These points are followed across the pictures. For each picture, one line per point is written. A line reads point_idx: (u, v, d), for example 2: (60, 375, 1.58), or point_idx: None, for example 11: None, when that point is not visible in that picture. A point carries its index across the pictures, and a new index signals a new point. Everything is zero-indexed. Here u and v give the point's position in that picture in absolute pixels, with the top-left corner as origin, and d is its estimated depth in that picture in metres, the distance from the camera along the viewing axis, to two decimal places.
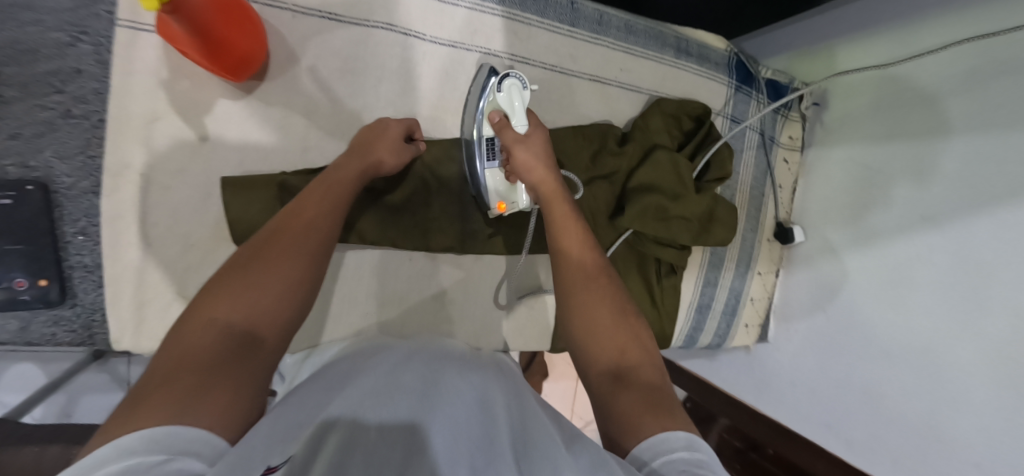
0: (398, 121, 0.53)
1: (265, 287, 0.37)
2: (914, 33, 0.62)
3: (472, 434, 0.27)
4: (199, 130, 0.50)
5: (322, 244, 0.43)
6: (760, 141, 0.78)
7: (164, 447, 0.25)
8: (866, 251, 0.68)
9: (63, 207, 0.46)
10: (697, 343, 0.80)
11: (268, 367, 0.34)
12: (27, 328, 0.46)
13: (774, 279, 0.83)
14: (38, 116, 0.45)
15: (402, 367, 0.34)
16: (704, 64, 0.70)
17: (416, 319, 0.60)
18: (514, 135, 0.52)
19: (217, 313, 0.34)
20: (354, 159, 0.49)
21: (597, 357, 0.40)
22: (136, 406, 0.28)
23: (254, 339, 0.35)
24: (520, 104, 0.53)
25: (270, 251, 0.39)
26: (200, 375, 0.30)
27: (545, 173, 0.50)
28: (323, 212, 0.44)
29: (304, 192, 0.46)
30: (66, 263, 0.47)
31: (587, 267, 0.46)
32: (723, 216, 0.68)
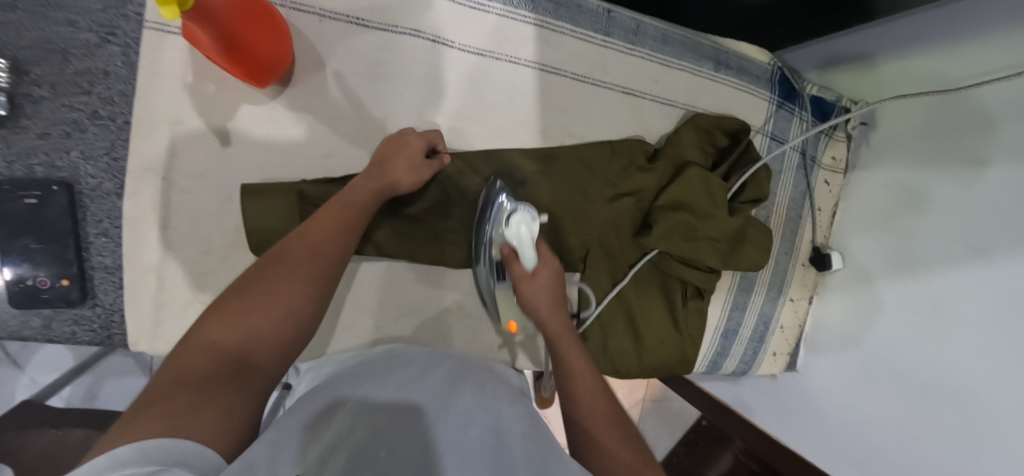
0: (417, 135, 0.52)
1: (268, 308, 0.36)
2: (972, 51, 0.56)
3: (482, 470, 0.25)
4: (222, 135, 0.49)
5: (327, 266, 0.42)
6: (801, 162, 0.73)
7: (156, 459, 0.24)
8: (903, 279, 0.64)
9: (86, 208, 0.46)
10: (720, 369, 0.76)
11: (262, 389, 0.33)
12: (49, 326, 0.46)
13: (807, 307, 0.79)
14: (66, 116, 0.45)
15: (413, 387, 0.33)
16: (744, 78, 0.66)
17: (429, 333, 0.58)
18: (522, 271, 0.52)
19: (219, 335, 0.34)
20: (368, 180, 0.48)
21: None
22: (131, 420, 0.27)
23: (252, 362, 0.34)
24: (529, 240, 0.51)
25: (276, 273, 0.39)
26: (196, 391, 0.29)
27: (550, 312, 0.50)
28: (332, 236, 0.43)
29: (314, 216, 0.46)
30: (88, 264, 0.47)
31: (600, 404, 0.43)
32: (755, 238, 0.64)
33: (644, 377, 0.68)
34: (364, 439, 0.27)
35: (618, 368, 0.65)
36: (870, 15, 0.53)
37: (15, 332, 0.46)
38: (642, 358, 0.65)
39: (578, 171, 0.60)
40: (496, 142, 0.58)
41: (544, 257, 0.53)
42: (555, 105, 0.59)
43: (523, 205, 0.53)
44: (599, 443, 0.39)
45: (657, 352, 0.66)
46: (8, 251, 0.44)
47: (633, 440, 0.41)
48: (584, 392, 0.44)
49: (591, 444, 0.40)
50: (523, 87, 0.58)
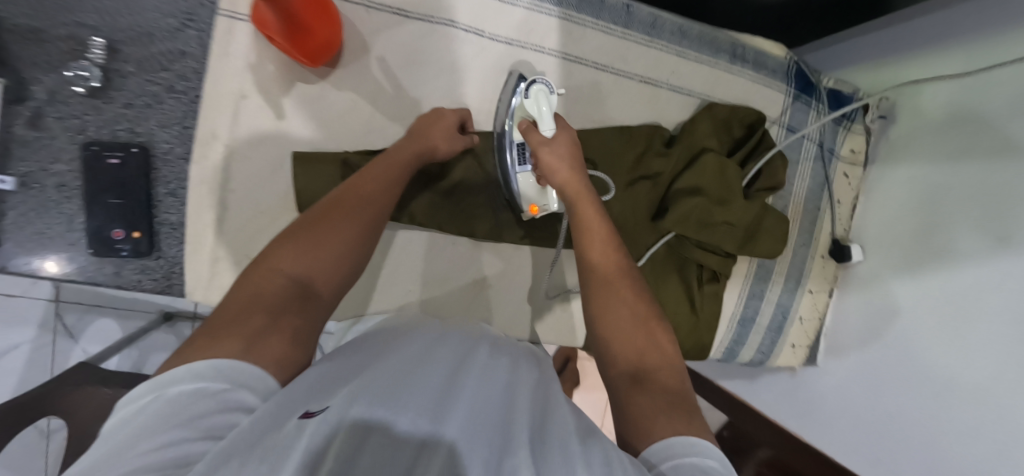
0: (458, 112, 0.56)
1: (326, 248, 0.40)
2: (992, 45, 0.57)
3: (494, 413, 0.26)
4: (277, 110, 0.55)
5: (376, 217, 0.45)
6: (819, 153, 0.75)
7: (227, 377, 0.29)
8: (917, 280, 0.65)
9: (159, 170, 0.53)
10: (737, 358, 0.76)
11: (320, 321, 0.38)
12: (120, 273, 0.52)
13: (826, 300, 0.79)
14: (147, 89, 0.52)
15: (441, 346, 0.36)
16: (760, 70, 0.69)
17: (453, 301, 0.62)
18: (540, 138, 0.52)
19: (281, 268, 0.37)
20: (410, 142, 0.52)
21: (619, 356, 0.41)
22: (212, 337, 0.31)
23: (312, 295, 0.38)
24: (547, 107, 0.52)
25: (331, 216, 0.43)
26: (266, 315, 0.34)
27: (569, 174, 0.50)
28: (380, 188, 0.47)
29: (365, 168, 0.50)
30: (156, 220, 0.53)
31: (617, 276, 0.46)
32: (770, 227, 0.67)
33: None
34: (397, 371, 0.29)
35: None
36: (882, 8, 0.55)
37: (90, 277, 0.52)
38: None
39: (598, 153, 0.63)
40: None
41: (561, 126, 0.53)
42: (577, 91, 0.63)
43: (540, 79, 0.55)
44: (610, 306, 0.44)
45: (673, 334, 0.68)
46: (91, 205, 0.50)
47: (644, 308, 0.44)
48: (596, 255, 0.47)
49: (602, 307, 0.44)
50: (547, 74, 0.62)
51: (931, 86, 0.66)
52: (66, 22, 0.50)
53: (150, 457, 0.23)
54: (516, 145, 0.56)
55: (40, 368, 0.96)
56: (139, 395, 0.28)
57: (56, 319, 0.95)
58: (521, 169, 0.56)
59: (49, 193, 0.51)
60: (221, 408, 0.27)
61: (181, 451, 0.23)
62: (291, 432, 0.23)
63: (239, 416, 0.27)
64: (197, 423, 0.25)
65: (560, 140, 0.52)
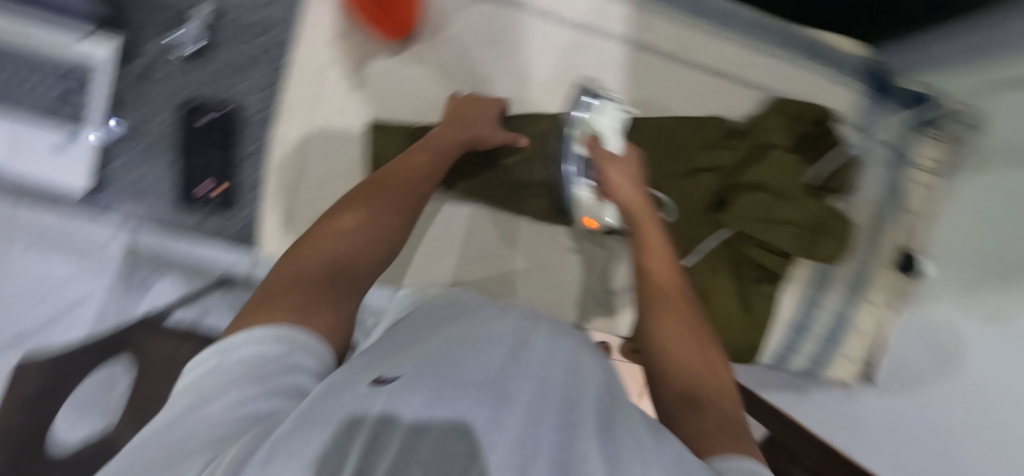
0: (495, 101, 0.58)
1: (366, 230, 0.41)
2: None
3: (558, 383, 0.22)
4: (356, 79, 0.58)
5: (414, 204, 0.46)
6: (888, 160, 0.72)
7: (284, 339, 0.28)
8: (995, 313, 0.54)
9: (247, 131, 0.59)
10: (787, 364, 0.73)
11: (361, 293, 0.37)
12: (206, 223, 0.59)
13: (891, 317, 0.71)
14: (240, 59, 0.59)
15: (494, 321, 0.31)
16: (833, 67, 0.67)
17: (503, 278, 0.62)
18: (608, 153, 0.55)
19: (326, 244, 0.38)
20: (453, 130, 0.54)
21: (671, 384, 0.35)
22: (260, 309, 0.32)
23: (352, 269, 0.37)
24: (614, 128, 0.59)
25: (372, 204, 0.44)
26: (310, 289, 0.33)
27: (634, 193, 0.52)
28: (418, 179, 0.48)
29: (404, 156, 0.50)
30: (239, 176, 0.59)
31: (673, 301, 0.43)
32: (839, 230, 0.62)
33: None
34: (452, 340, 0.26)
35: None
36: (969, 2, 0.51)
37: (176, 222, 0.60)
38: None
39: (657, 142, 0.63)
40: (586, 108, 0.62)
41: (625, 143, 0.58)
42: (642, 78, 0.63)
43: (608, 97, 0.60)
44: (664, 323, 0.41)
45: (724, 332, 0.65)
46: (186, 157, 0.58)
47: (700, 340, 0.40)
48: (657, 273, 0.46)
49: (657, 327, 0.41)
50: (612, 59, 0.63)
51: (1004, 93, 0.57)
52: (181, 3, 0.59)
53: (229, 415, 0.23)
54: (577, 157, 0.59)
55: None
56: (205, 360, 0.29)
57: None
58: (581, 182, 0.59)
59: (150, 145, 0.59)
60: (285, 370, 0.26)
61: (260, 407, 0.23)
62: (355, 394, 0.20)
63: (301, 376, 0.26)
64: (265, 383, 0.25)
65: (626, 159, 0.56)
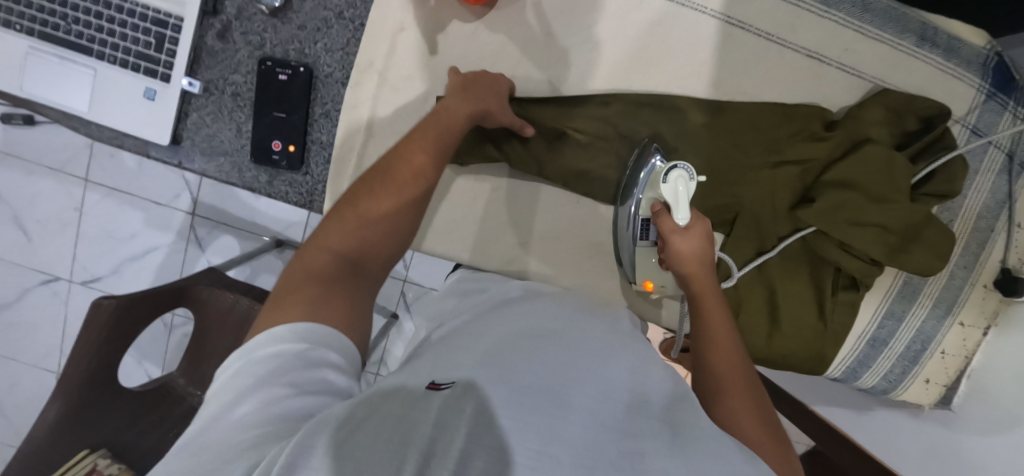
0: (497, 78, 0.54)
1: (370, 227, 0.39)
2: None
3: (615, 410, 0.25)
4: (431, 45, 0.56)
5: (424, 193, 0.43)
6: (1006, 165, 0.63)
7: (305, 338, 0.30)
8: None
9: (319, 91, 0.56)
10: (857, 380, 0.69)
11: (374, 287, 0.38)
12: (273, 184, 0.58)
13: (979, 338, 0.66)
14: (319, 14, 0.55)
15: (546, 320, 0.34)
16: (952, 59, 0.60)
17: (568, 262, 0.61)
18: (672, 224, 0.49)
19: (335, 239, 0.37)
20: (463, 102, 0.49)
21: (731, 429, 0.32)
22: (277, 307, 0.32)
23: (363, 265, 0.37)
24: (685, 196, 0.49)
25: (375, 194, 0.41)
26: (321, 286, 0.34)
27: (698, 265, 0.45)
28: (428, 161, 0.44)
29: (412, 134, 0.46)
30: (309, 137, 0.57)
31: (733, 354, 0.38)
32: (932, 240, 0.58)
33: (766, 366, 0.65)
34: (506, 344, 0.30)
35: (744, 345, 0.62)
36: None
37: (249, 182, 0.58)
38: (774, 340, 0.62)
39: (743, 129, 0.58)
40: (669, 88, 0.59)
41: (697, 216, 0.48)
42: (732, 59, 0.58)
43: (682, 164, 0.51)
44: (722, 385, 0.35)
45: (793, 338, 0.62)
46: (259, 116, 0.55)
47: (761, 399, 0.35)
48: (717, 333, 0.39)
49: (713, 385, 0.35)
50: (703, 38, 0.58)
51: None
52: None
53: (259, 414, 0.26)
54: (641, 219, 0.55)
55: (172, 268, 1.09)
56: (231, 363, 0.30)
57: (190, 230, 1.07)
58: (643, 242, 0.55)
59: (226, 101, 0.57)
60: (307, 365, 0.28)
61: (304, 404, 0.27)
62: (421, 401, 0.26)
63: (328, 372, 0.29)
64: (292, 381, 0.27)
65: (694, 230, 0.48)
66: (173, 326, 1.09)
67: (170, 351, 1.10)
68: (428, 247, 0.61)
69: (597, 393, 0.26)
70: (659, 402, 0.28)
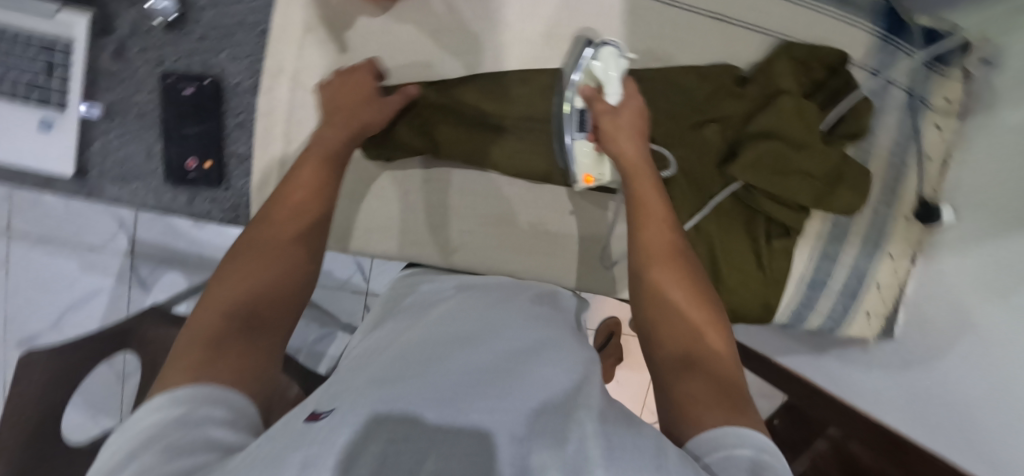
0: (369, 64, 0.53)
1: (257, 277, 0.35)
2: None
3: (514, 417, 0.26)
4: (341, 43, 0.55)
5: (311, 229, 0.41)
6: (907, 102, 0.68)
7: (188, 399, 0.26)
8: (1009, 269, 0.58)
9: (229, 102, 0.55)
10: (804, 323, 0.71)
11: (281, 333, 0.34)
12: (194, 203, 0.55)
13: (908, 268, 0.72)
14: (221, 22, 0.53)
15: (454, 323, 0.38)
16: (845, 8, 0.63)
17: (513, 244, 0.61)
18: (605, 106, 0.51)
19: (223, 293, 0.34)
20: (337, 128, 0.48)
21: (665, 344, 0.37)
22: (161, 378, 0.28)
23: (262, 310, 0.34)
24: (615, 73, 0.52)
25: (253, 249, 0.38)
26: (211, 341, 0.30)
27: (632, 148, 0.49)
28: (308, 200, 0.43)
29: (288, 180, 0.44)
30: (226, 151, 0.55)
31: (665, 254, 0.42)
32: (853, 180, 0.61)
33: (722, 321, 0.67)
34: (409, 361, 0.31)
35: None
36: None
37: (167, 206, 0.55)
38: (722, 296, 0.64)
39: (661, 94, 0.60)
40: None
41: (629, 91, 0.52)
42: (642, 28, 0.60)
43: (612, 41, 0.54)
44: (659, 298, 0.40)
45: (739, 292, 0.64)
46: (170, 133, 0.53)
47: (699, 292, 0.40)
48: (649, 234, 0.44)
49: (654, 301, 0.40)
50: (611, 10, 0.59)
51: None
52: None
53: None
54: (575, 110, 0.53)
55: (117, 313, 1.03)
56: (110, 445, 0.25)
57: (131, 271, 1.02)
58: (580, 135, 0.53)
59: (132, 122, 0.54)
60: (189, 427, 0.24)
61: (186, 462, 0.21)
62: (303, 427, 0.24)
63: (211, 428, 0.24)
64: (169, 445, 0.23)
65: (627, 107, 0.51)
66: (126, 372, 1.04)
67: (124, 400, 1.05)
68: (363, 246, 0.60)
69: (503, 393, 0.27)
70: (562, 396, 0.30)
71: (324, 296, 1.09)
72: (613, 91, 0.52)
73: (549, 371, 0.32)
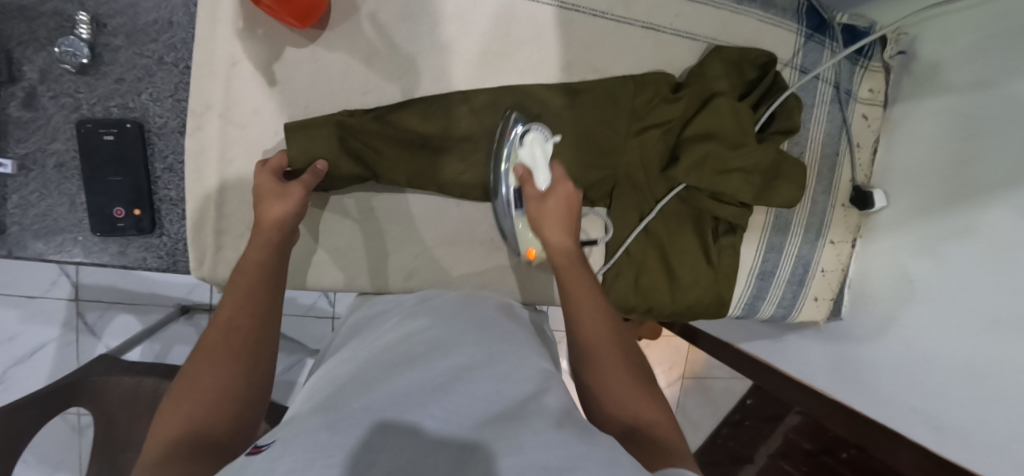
0: (281, 155, 0.52)
1: (207, 387, 0.33)
2: (954, 33, 0.62)
3: (464, 427, 0.26)
4: (269, 74, 0.53)
5: (258, 322, 0.39)
6: (835, 95, 0.71)
7: None
8: (938, 242, 0.63)
9: (155, 145, 0.52)
10: (757, 313, 0.74)
11: (251, 410, 0.34)
12: (124, 252, 0.52)
13: (849, 250, 0.77)
14: (137, 62, 0.51)
15: (410, 342, 0.38)
16: (770, 10, 0.66)
17: (466, 264, 0.61)
18: (534, 191, 0.53)
19: (200, 375, 0.34)
20: (280, 208, 0.46)
21: (611, 415, 0.37)
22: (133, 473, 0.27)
23: (233, 391, 0.34)
24: (543, 159, 0.54)
25: (197, 362, 0.35)
26: (183, 430, 0.30)
27: (562, 234, 0.51)
28: (249, 296, 0.40)
29: (230, 280, 0.42)
30: (156, 196, 0.53)
31: (600, 322, 0.43)
32: (791, 174, 0.63)
33: (679, 319, 0.69)
34: (358, 382, 0.31)
35: (651, 306, 0.65)
36: None
37: (96, 258, 0.52)
38: (676, 295, 0.66)
39: (602, 104, 0.60)
40: (524, 78, 0.60)
41: (556, 175, 0.54)
42: (576, 40, 0.61)
43: (535, 125, 0.55)
44: (601, 368, 0.40)
45: (692, 290, 0.66)
46: (91, 182, 0.50)
47: (632, 361, 0.41)
48: (585, 314, 0.43)
49: (591, 368, 0.40)
50: (546, 25, 0.59)
51: (947, 43, 0.63)
52: None
53: None
54: (512, 189, 0.56)
55: (66, 364, 0.97)
56: None
57: (78, 317, 0.96)
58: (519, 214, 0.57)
59: (49, 174, 0.50)
60: None
61: None
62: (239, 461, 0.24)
63: None
64: None
65: (555, 192, 0.52)
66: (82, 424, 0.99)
67: (85, 452, 0.99)
68: (312, 280, 0.58)
69: (450, 407, 0.28)
70: (512, 404, 0.30)
71: (288, 325, 1.06)
72: (542, 175, 0.54)
73: (494, 381, 0.32)
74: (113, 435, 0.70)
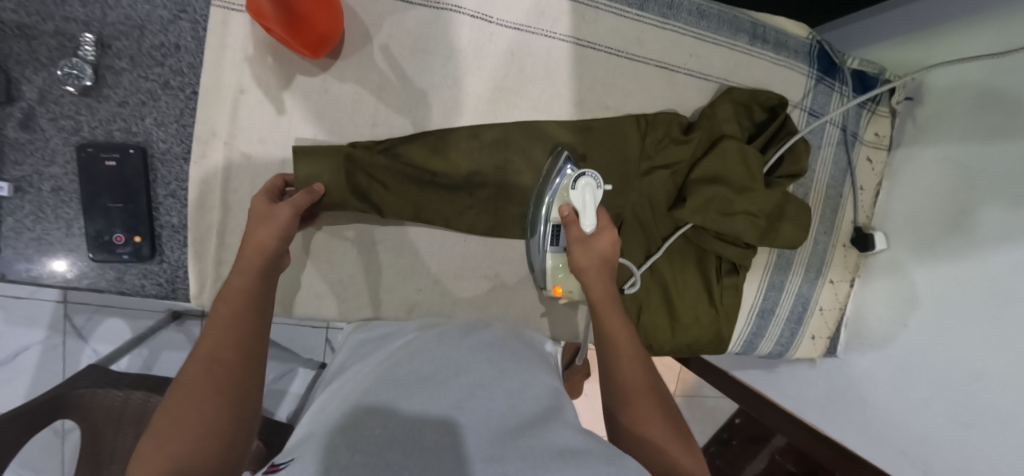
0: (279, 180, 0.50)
1: (188, 429, 0.32)
2: (959, 74, 0.63)
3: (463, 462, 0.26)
4: (277, 103, 0.52)
5: (242, 355, 0.37)
6: (841, 138, 0.72)
7: None
8: (938, 277, 0.64)
9: (157, 171, 0.51)
10: (755, 350, 0.75)
11: (238, 447, 0.33)
12: (121, 279, 0.51)
13: (847, 290, 0.77)
14: (142, 86, 0.50)
15: (450, 348, 0.38)
16: (782, 52, 0.66)
17: (470, 299, 0.60)
18: (579, 232, 0.52)
19: (182, 415, 0.32)
20: (269, 230, 0.44)
21: (641, 452, 0.38)
22: None
23: (217, 429, 0.32)
24: (592, 204, 0.51)
25: (178, 400, 0.33)
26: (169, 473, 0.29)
27: (599, 278, 0.49)
28: (230, 329, 0.38)
29: (212, 310, 0.40)
30: (157, 223, 0.52)
31: (636, 362, 0.43)
32: (794, 215, 0.63)
33: (680, 355, 0.69)
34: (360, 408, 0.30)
35: (651, 343, 0.66)
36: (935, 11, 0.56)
37: (92, 283, 0.51)
38: (676, 334, 0.65)
39: (611, 143, 0.60)
40: (536, 113, 0.59)
41: (602, 221, 0.52)
42: (589, 77, 0.60)
43: (588, 171, 0.53)
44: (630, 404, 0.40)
45: (692, 328, 0.66)
46: (90, 207, 0.49)
47: (665, 402, 0.41)
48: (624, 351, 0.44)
49: (629, 405, 0.41)
50: (559, 61, 0.59)
51: (954, 88, 0.64)
52: (55, 17, 0.47)
53: None
54: (551, 224, 0.56)
55: (51, 369, 0.95)
56: None
57: (65, 320, 0.94)
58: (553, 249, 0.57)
59: (46, 198, 0.49)
60: None
61: None
62: None
63: None
64: None
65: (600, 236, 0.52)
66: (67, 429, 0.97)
67: (68, 458, 0.98)
68: (314, 312, 0.57)
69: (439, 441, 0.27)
70: (515, 430, 0.29)
71: (279, 335, 1.04)
72: (588, 220, 0.52)
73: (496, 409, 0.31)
74: (99, 447, 0.68)
